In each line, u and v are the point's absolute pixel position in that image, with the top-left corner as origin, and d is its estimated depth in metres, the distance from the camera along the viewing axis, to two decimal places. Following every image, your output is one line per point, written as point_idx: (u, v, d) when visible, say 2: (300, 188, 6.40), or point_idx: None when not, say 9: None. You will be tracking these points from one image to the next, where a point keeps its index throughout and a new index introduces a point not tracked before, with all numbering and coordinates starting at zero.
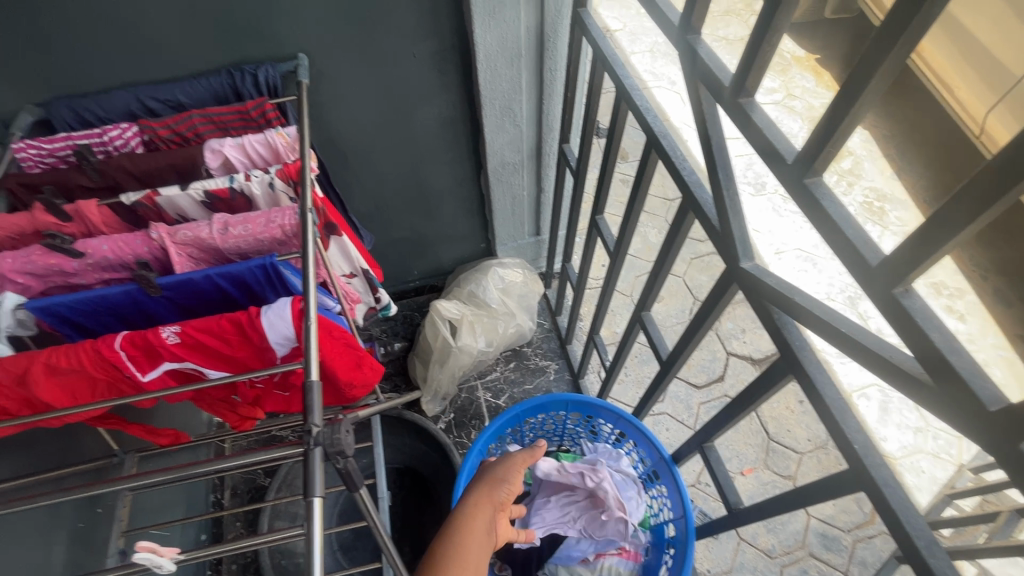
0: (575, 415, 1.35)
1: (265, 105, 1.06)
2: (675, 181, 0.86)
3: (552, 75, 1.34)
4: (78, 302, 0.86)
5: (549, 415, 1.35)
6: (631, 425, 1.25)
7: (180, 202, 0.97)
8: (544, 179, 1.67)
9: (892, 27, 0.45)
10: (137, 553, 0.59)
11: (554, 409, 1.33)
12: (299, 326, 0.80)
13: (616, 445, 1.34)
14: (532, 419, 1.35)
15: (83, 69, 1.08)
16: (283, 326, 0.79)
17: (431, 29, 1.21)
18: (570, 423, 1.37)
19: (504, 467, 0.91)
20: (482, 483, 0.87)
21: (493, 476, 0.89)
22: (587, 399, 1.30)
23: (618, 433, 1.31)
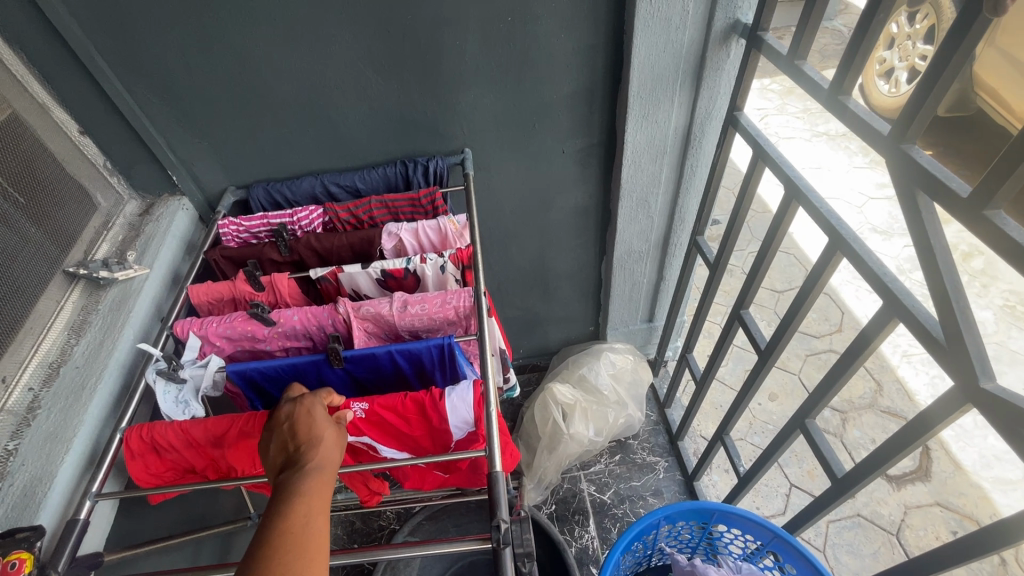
0: (696, 524, 1.24)
1: (436, 194, 1.14)
2: (872, 284, 0.81)
3: (692, 170, 1.37)
4: (268, 368, 0.91)
5: (686, 525, 1.24)
6: (787, 545, 1.11)
7: (359, 279, 1.04)
8: (667, 269, 1.67)
9: None
10: None
11: (676, 520, 1.23)
12: (480, 410, 0.81)
13: (757, 559, 1.21)
14: (659, 530, 1.24)
15: (281, 157, 1.22)
16: (464, 409, 0.81)
17: (582, 128, 1.28)
18: (691, 533, 1.27)
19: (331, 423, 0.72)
20: (327, 439, 0.70)
21: (334, 434, 0.71)
22: (731, 510, 1.18)
23: (768, 551, 1.17)
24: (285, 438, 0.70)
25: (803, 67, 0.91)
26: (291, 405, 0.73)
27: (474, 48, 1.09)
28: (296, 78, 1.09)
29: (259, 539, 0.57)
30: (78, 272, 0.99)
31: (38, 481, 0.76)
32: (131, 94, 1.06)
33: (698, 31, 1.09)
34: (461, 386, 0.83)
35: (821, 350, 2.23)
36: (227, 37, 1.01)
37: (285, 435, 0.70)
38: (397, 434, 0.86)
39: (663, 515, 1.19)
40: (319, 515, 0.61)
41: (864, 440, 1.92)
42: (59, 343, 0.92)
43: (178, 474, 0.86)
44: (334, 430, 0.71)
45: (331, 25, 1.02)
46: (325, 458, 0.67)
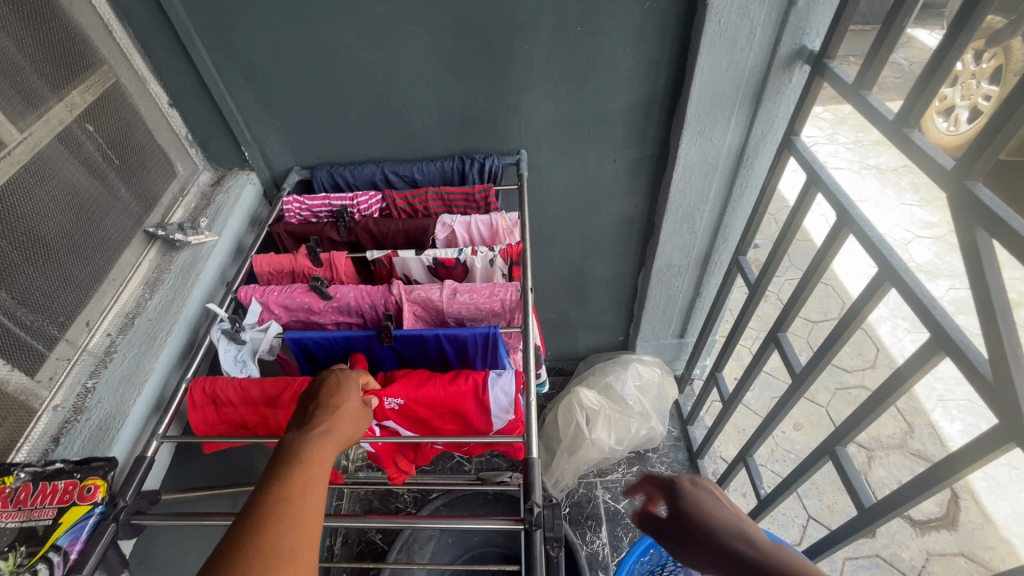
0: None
1: (490, 191, 1.19)
2: (920, 316, 0.82)
3: (740, 190, 1.38)
4: (323, 338, 0.96)
5: None
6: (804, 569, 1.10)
7: (411, 264, 1.08)
8: (704, 286, 1.67)
9: None
10: None
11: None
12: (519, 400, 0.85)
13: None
14: None
15: (346, 143, 1.29)
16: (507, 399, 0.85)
17: (636, 139, 1.31)
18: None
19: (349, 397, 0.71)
20: (345, 413, 0.68)
21: (353, 410, 0.70)
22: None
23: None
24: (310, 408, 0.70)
25: (868, 97, 0.92)
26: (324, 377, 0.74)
27: (541, 54, 1.14)
28: (370, 69, 1.15)
29: (258, 491, 0.54)
30: (157, 233, 1.07)
31: (111, 419, 0.82)
32: (219, 73, 1.14)
33: (763, 54, 1.11)
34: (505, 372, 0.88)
35: (852, 385, 2.19)
36: (313, 27, 1.08)
37: (310, 404, 0.70)
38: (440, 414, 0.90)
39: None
40: (319, 481, 0.58)
41: (889, 480, 1.88)
42: (134, 297, 1.00)
43: (231, 428, 0.90)
44: (353, 405, 0.70)
45: (410, 21, 1.08)
46: (337, 428, 0.65)
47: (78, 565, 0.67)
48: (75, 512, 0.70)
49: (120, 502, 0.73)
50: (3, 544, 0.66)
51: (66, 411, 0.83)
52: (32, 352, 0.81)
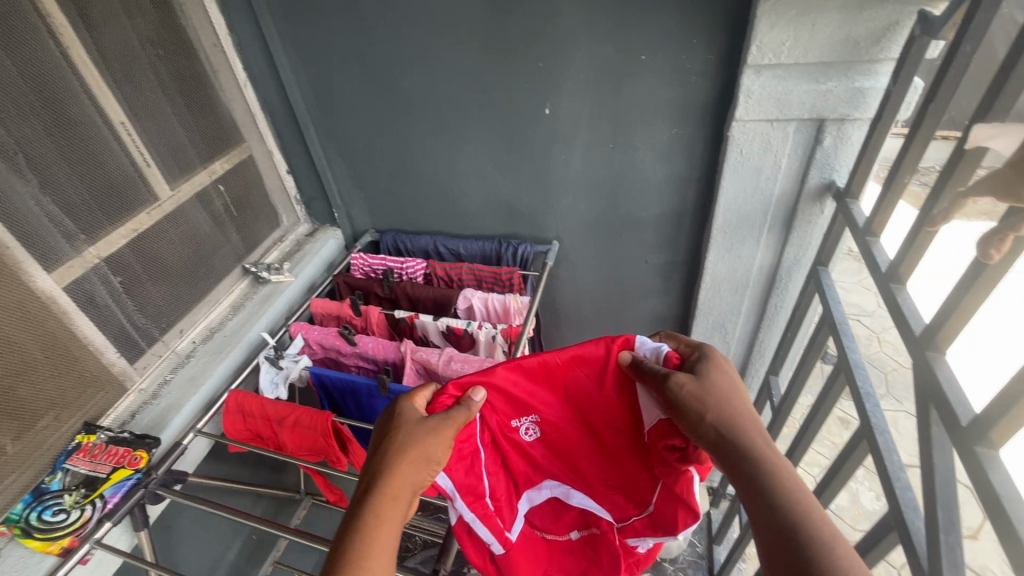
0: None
1: (514, 274, 1.32)
2: (885, 488, 0.76)
3: (775, 310, 1.35)
4: (336, 378, 1.14)
5: None
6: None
7: (428, 328, 1.25)
8: (741, 399, 1.60)
9: None
10: None
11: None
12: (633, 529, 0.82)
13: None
14: None
15: (412, 215, 1.53)
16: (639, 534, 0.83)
17: (667, 244, 1.36)
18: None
19: (401, 425, 0.68)
20: (408, 452, 0.65)
21: (415, 446, 0.66)
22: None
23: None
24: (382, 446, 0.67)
25: (872, 246, 0.92)
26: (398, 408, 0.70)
27: (577, 163, 1.27)
28: (435, 160, 1.38)
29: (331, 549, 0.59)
30: (250, 269, 1.37)
31: (172, 409, 1.08)
32: (324, 152, 1.45)
33: (791, 184, 1.12)
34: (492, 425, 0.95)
35: None
36: (394, 125, 1.34)
37: (385, 434, 0.68)
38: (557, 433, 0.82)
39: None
40: (382, 528, 0.60)
41: None
42: (221, 316, 1.29)
43: (248, 437, 1.10)
44: (410, 436, 0.66)
45: (468, 127, 1.29)
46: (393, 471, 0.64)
47: (109, 513, 0.89)
48: (120, 473, 0.93)
49: (152, 475, 0.95)
50: (72, 484, 0.92)
51: (146, 395, 1.11)
52: (136, 346, 1.10)
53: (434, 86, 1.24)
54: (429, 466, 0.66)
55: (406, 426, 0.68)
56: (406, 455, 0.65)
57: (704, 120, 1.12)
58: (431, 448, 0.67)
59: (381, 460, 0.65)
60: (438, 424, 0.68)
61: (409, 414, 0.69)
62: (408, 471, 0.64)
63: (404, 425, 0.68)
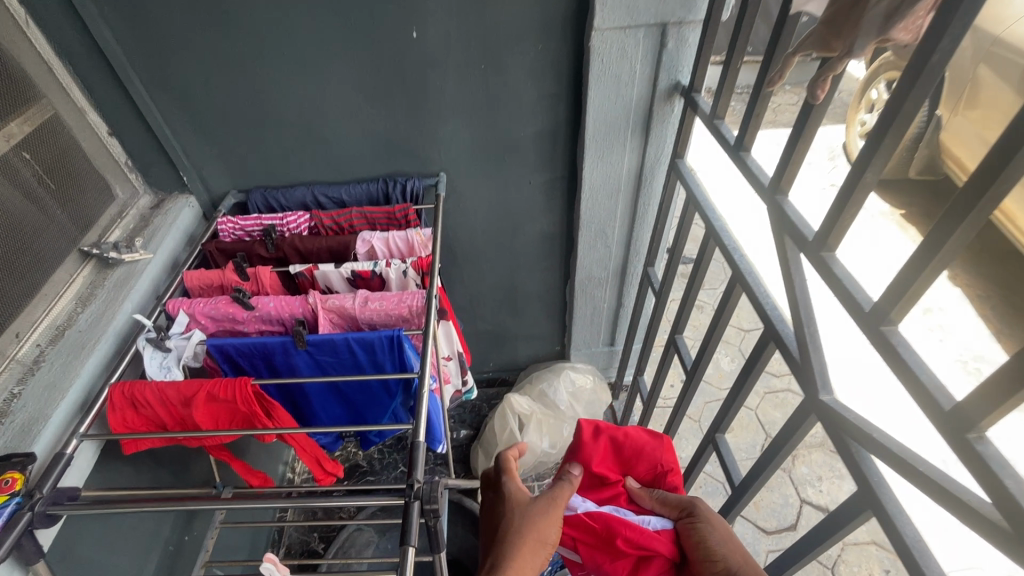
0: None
1: (409, 210, 1.31)
2: (759, 314, 0.95)
3: (645, 208, 1.54)
4: (243, 345, 1.04)
5: None
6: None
7: (331, 277, 1.19)
8: (625, 296, 1.81)
9: (980, 181, 0.52)
10: (263, 564, 0.70)
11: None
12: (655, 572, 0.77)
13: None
14: None
15: (279, 167, 1.40)
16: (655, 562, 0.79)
17: (547, 163, 1.45)
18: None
19: (534, 508, 0.77)
20: (535, 525, 0.75)
21: (543, 518, 0.76)
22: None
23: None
24: (504, 513, 0.78)
25: (720, 127, 1.09)
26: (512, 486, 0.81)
27: (452, 89, 1.27)
28: (297, 101, 1.27)
29: None
30: (91, 251, 1.16)
31: (37, 419, 0.90)
32: (156, 105, 1.24)
33: (646, 89, 1.27)
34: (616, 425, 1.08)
35: (779, 387, 2.40)
36: (241, 64, 1.19)
37: (506, 504, 0.79)
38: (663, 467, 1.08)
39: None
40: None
41: (811, 476, 2.10)
42: (67, 310, 1.08)
43: (151, 429, 0.99)
44: (541, 510, 0.77)
45: (330, 59, 1.20)
46: (529, 532, 0.74)
47: None
48: None
49: (37, 496, 0.80)
50: None
51: None
52: None
53: (283, 13, 1.12)
54: (545, 545, 0.74)
55: (537, 503, 0.78)
56: (523, 537, 0.73)
57: (566, 33, 1.19)
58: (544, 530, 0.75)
59: (514, 531, 0.74)
60: (554, 499, 0.79)
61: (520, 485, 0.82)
62: (535, 546, 0.73)
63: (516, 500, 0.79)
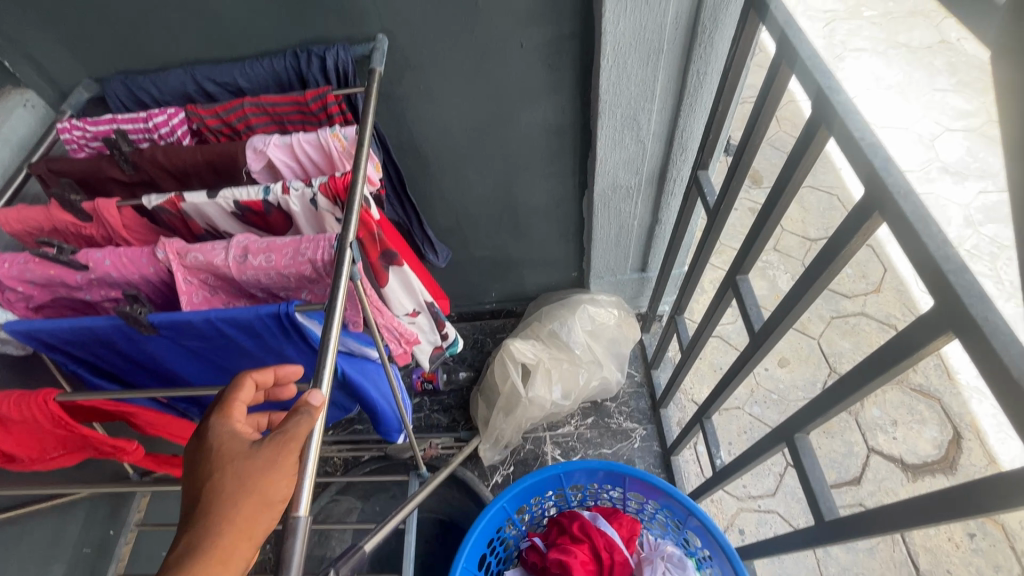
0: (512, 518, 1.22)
1: (327, 97, 0.84)
2: (926, 277, 0.50)
3: (699, 80, 1.01)
4: (59, 331, 0.67)
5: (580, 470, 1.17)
6: (705, 528, 1.04)
7: (207, 211, 0.78)
8: (664, 210, 1.33)
9: None
10: None
11: (526, 497, 1.19)
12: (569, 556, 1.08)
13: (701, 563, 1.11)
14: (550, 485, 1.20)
15: (141, 38, 0.93)
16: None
17: (545, 9, 0.92)
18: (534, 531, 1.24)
19: (271, 456, 0.47)
20: (251, 488, 0.45)
21: (270, 481, 0.46)
22: (643, 477, 1.11)
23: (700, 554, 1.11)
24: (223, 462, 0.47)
25: None
26: (229, 421, 0.50)
27: None
28: None
29: None
30: None
31: None
32: None
33: None
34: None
35: (850, 312, 1.95)
36: None
37: (234, 447, 0.48)
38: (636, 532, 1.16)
39: (508, 499, 1.13)
40: None
41: (884, 421, 1.72)
42: None
43: None
44: (268, 467, 0.46)
45: None
46: (236, 494, 0.45)
47: None
48: None
49: None
50: None
51: None
52: None
53: None
54: (272, 507, 0.46)
55: (263, 450, 0.47)
56: (235, 499, 0.45)
57: None
58: (268, 487, 0.46)
59: (214, 497, 0.45)
60: (275, 441, 0.47)
61: (229, 401, 0.51)
62: (246, 527, 0.45)
63: (219, 436, 0.48)
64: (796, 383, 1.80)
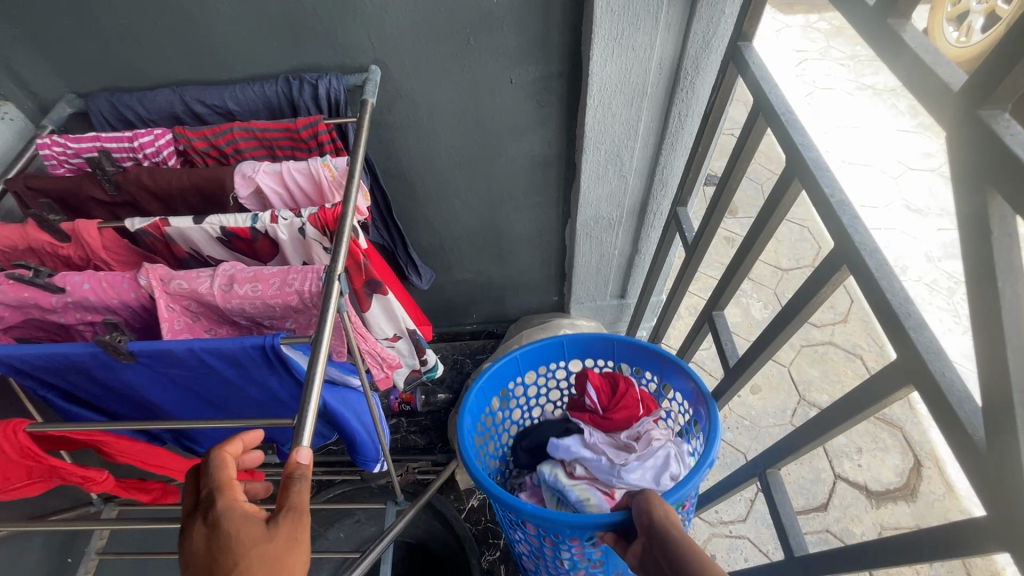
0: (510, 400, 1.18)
1: (318, 126, 0.85)
2: (889, 331, 0.53)
3: (680, 122, 1.05)
4: (32, 357, 0.65)
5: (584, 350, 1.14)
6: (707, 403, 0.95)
7: (192, 235, 0.77)
8: (644, 241, 1.37)
9: None
10: None
11: (523, 372, 1.16)
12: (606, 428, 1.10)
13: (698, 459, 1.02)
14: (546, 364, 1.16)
15: (131, 58, 0.93)
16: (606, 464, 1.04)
17: (535, 49, 0.95)
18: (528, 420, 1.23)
19: (287, 533, 0.47)
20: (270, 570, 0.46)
21: (286, 559, 0.47)
22: (636, 342, 1.09)
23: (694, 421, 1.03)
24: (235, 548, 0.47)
25: None
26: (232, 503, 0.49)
27: None
28: None
29: None
30: None
31: None
32: None
33: None
34: (598, 435, 1.10)
35: (819, 341, 2.02)
36: None
37: (241, 528, 0.48)
38: (653, 408, 1.12)
39: (520, 351, 1.11)
40: None
41: (849, 448, 1.78)
42: None
43: None
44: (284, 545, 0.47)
45: None
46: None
47: None
48: None
49: None
50: None
51: None
52: None
53: None
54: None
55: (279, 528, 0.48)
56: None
57: None
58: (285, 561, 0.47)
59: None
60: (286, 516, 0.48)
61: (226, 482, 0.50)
62: None
63: (225, 522, 0.48)
64: (768, 410, 1.85)
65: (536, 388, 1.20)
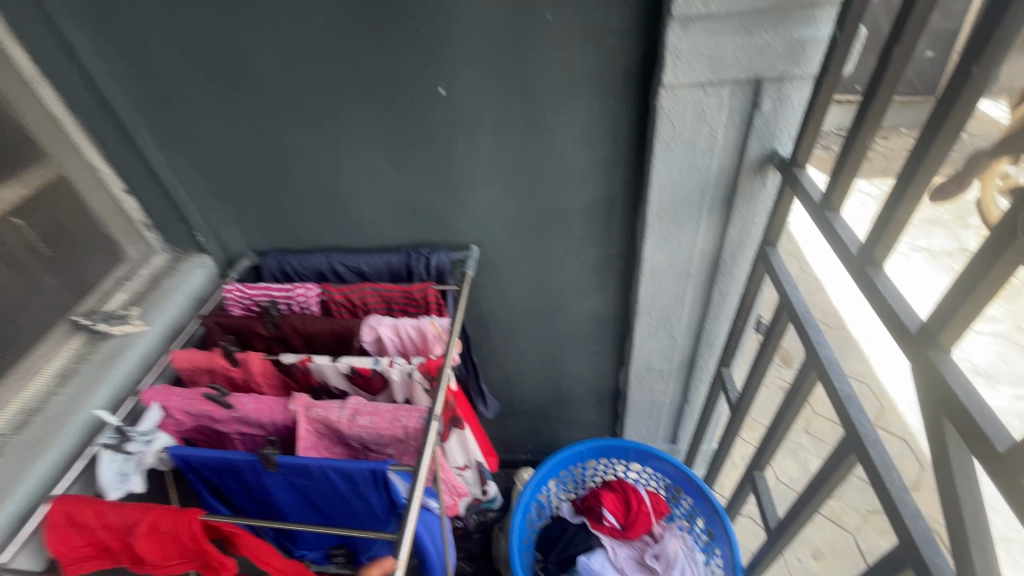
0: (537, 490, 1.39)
1: (428, 291, 1.11)
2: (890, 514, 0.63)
3: (721, 297, 1.23)
4: (207, 458, 0.87)
5: (608, 459, 1.39)
6: (720, 522, 1.21)
7: (327, 370, 1.00)
8: (692, 392, 1.49)
9: None
10: None
11: (547, 482, 1.38)
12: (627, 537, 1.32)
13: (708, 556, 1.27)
14: (577, 468, 1.40)
15: (297, 231, 1.26)
16: None
17: (600, 237, 1.20)
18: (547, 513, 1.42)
19: None
20: None
21: None
22: (652, 451, 1.33)
23: (708, 532, 1.27)
24: None
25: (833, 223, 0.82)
26: None
27: (487, 152, 1.07)
28: (314, 163, 1.12)
29: None
30: (82, 323, 1.06)
31: None
32: (169, 164, 1.15)
33: (729, 158, 1.00)
34: (620, 546, 1.31)
35: None
36: (251, 122, 1.07)
37: None
38: (661, 511, 1.35)
39: (547, 469, 1.33)
40: None
41: None
42: (42, 391, 0.98)
43: (96, 553, 0.84)
44: None
45: (348, 116, 1.04)
46: None
47: None
48: None
49: None
50: None
51: None
52: None
53: (292, 60, 0.97)
54: None
55: None
56: None
57: (627, 93, 0.96)
58: None
59: None
60: None
61: None
62: None
63: None
64: None
65: (558, 483, 1.41)
